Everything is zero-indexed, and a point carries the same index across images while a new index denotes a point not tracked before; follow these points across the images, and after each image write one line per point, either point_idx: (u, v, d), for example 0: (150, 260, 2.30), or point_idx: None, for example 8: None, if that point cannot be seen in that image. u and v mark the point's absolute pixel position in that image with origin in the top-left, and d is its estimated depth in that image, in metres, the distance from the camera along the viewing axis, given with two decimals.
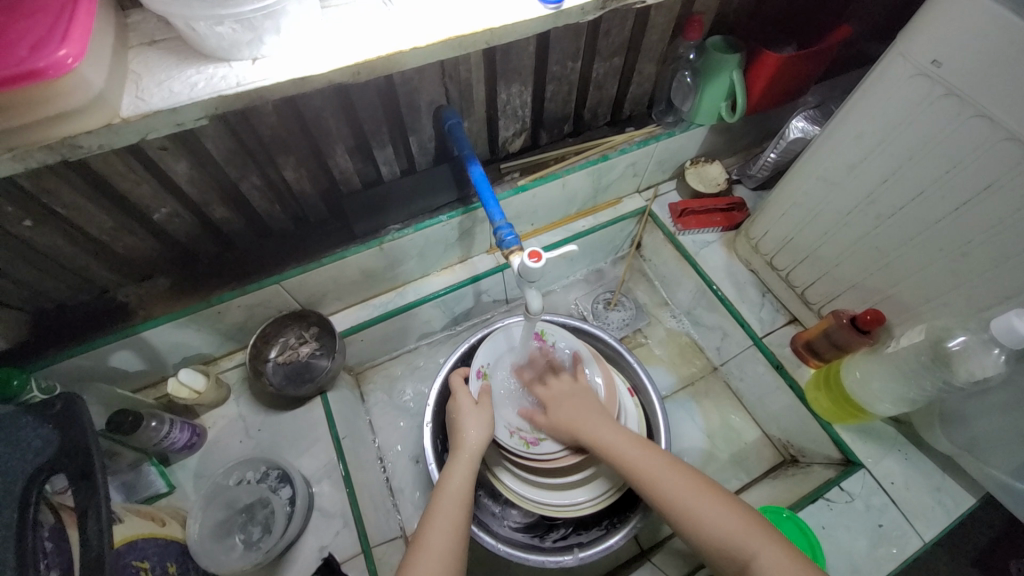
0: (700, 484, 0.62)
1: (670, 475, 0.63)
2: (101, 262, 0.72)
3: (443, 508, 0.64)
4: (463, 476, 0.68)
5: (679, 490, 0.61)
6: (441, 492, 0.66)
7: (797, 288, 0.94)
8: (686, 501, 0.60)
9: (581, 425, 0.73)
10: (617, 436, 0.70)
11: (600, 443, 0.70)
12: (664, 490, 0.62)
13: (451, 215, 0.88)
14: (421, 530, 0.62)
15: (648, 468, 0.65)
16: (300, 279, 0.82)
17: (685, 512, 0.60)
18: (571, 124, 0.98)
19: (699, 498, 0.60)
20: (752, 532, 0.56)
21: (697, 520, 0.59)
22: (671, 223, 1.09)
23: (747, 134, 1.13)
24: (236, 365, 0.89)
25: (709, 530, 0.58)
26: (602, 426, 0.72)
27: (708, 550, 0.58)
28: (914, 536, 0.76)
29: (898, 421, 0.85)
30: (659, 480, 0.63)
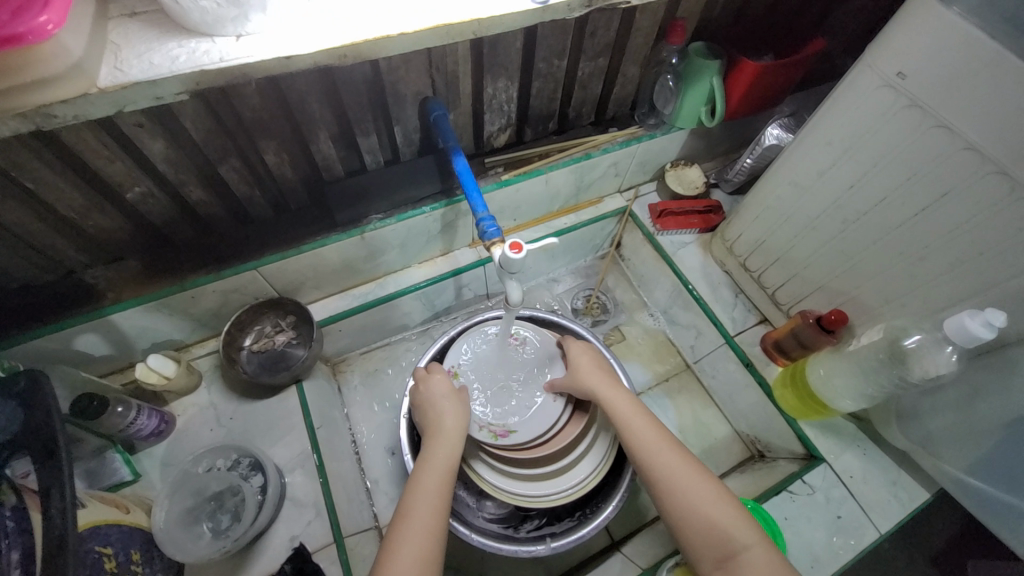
0: (703, 475, 0.64)
1: (674, 459, 0.65)
2: (68, 241, 0.69)
3: (427, 487, 0.65)
4: (446, 458, 0.68)
5: (682, 475, 0.64)
6: (425, 471, 0.66)
7: (768, 289, 0.97)
8: (685, 482, 0.63)
9: (598, 390, 0.75)
10: (628, 409, 0.72)
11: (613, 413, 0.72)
12: (665, 468, 0.65)
13: (434, 206, 0.88)
14: (403, 509, 0.62)
15: (654, 448, 0.67)
16: (278, 265, 0.81)
17: (683, 497, 0.62)
18: (555, 122, 1.00)
19: (700, 488, 0.62)
20: (743, 526, 0.59)
21: (693, 505, 0.61)
22: (650, 223, 1.11)
23: (725, 141, 1.17)
24: (208, 352, 0.87)
25: (703, 516, 0.60)
26: (615, 395, 0.74)
27: (695, 535, 0.60)
28: (871, 527, 0.80)
29: (858, 418, 0.89)
30: (662, 462, 0.65)
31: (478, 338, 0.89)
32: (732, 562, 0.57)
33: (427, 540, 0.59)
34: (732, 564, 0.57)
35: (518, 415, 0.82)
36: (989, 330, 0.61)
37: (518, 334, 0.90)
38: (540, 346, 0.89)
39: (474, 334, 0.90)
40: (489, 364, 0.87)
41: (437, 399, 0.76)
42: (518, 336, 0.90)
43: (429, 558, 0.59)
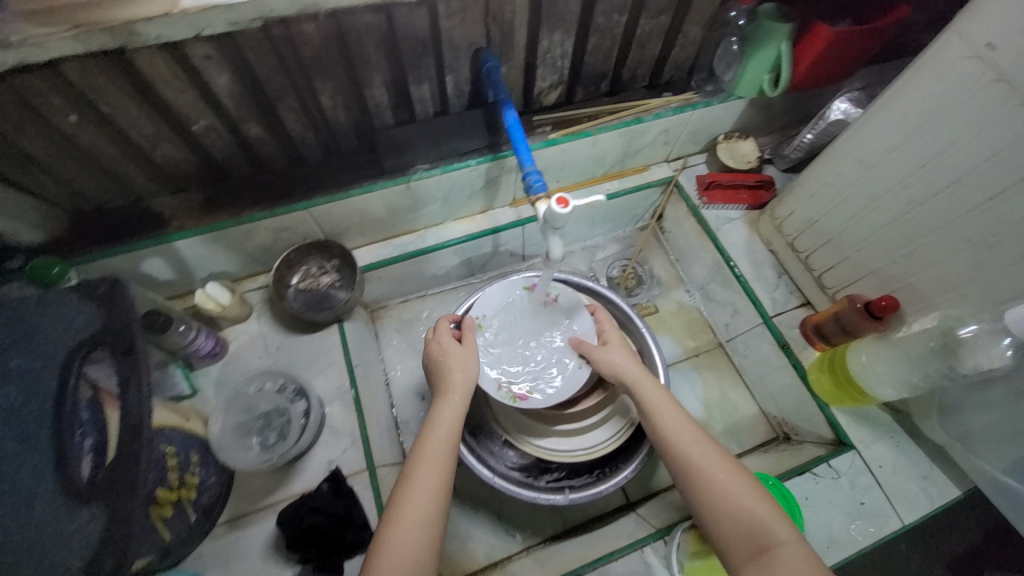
0: (738, 468, 0.62)
1: (708, 449, 0.64)
2: (140, 168, 0.74)
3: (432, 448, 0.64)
4: (450, 420, 0.67)
5: (715, 465, 0.62)
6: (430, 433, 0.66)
7: (815, 271, 0.94)
8: (717, 471, 0.62)
9: (630, 376, 0.74)
10: (657, 395, 0.71)
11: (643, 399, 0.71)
12: (695, 456, 0.63)
13: (479, 160, 0.88)
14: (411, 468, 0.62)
15: (686, 437, 0.65)
16: (327, 208, 0.84)
17: (716, 487, 0.60)
18: (608, 82, 0.97)
19: (731, 478, 0.61)
20: (779, 523, 0.57)
21: (726, 496, 0.60)
22: (696, 196, 1.08)
23: (785, 114, 1.11)
24: (259, 287, 0.92)
25: (736, 508, 0.59)
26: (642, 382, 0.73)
27: (725, 525, 0.58)
28: (894, 517, 0.79)
29: (896, 409, 0.86)
30: (694, 451, 0.64)
31: (510, 295, 0.90)
32: (765, 557, 0.55)
33: (429, 502, 0.59)
34: (764, 558, 0.55)
35: (539, 377, 0.82)
36: None
37: (551, 294, 0.89)
38: (571, 308, 0.88)
39: (507, 290, 0.90)
40: (515, 324, 0.87)
41: (449, 358, 0.75)
42: (550, 295, 0.89)
43: (431, 517, 0.59)
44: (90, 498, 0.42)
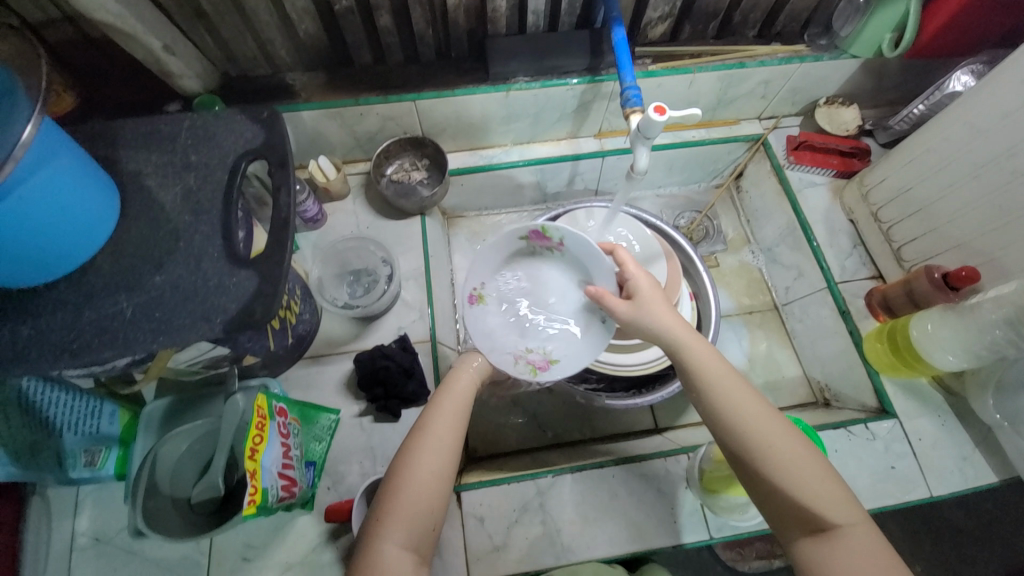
0: (808, 450, 0.57)
1: (775, 429, 0.58)
2: (284, 39, 0.83)
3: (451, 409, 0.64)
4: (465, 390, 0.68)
5: (782, 446, 0.57)
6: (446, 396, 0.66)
7: (894, 243, 0.93)
8: (782, 455, 0.56)
9: (682, 342, 0.66)
10: (714, 365, 0.64)
11: (697, 365, 0.64)
12: (760, 438, 0.58)
13: (578, 80, 0.91)
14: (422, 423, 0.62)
15: (748, 415, 0.59)
16: (431, 104, 0.91)
17: (781, 471, 0.56)
18: (717, 25, 0.97)
19: (798, 465, 0.55)
20: (847, 509, 0.54)
21: (790, 481, 0.55)
22: (782, 155, 1.07)
23: (897, 86, 1.06)
24: (359, 173, 1.02)
25: (802, 496, 0.54)
26: (698, 350, 0.65)
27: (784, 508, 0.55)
28: (922, 486, 0.80)
29: (949, 390, 0.85)
30: (757, 430, 0.58)
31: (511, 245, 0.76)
32: (824, 538, 0.53)
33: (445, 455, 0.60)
34: (823, 541, 0.53)
35: (555, 344, 0.75)
36: None
37: (555, 241, 0.74)
38: (579, 253, 0.74)
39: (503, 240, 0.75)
40: (521, 284, 0.78)
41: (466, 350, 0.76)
42: (553, 240, 0.74)
43: (445, 471, 0.59)
44: (246, 267, 0.51)
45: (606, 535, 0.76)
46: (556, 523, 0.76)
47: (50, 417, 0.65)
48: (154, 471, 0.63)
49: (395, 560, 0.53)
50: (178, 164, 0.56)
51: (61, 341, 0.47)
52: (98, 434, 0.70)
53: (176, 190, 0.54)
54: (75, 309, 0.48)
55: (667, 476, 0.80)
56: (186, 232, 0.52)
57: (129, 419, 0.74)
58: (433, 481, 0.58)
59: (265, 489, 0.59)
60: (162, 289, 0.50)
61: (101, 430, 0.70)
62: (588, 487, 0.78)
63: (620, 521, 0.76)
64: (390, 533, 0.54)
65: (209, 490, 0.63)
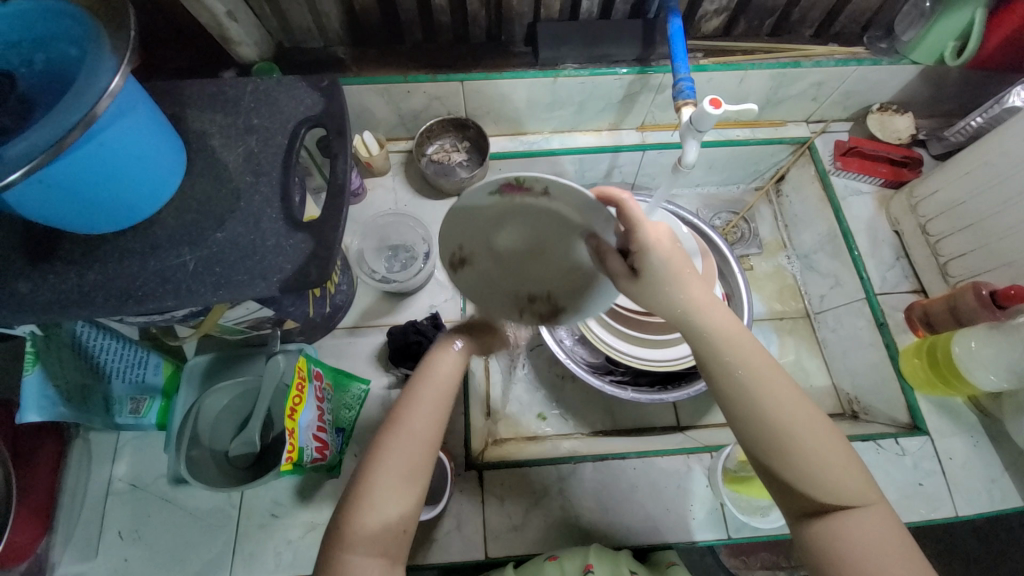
0: (826, 434, 0.54)
1: (793, 411, 0.54)
2: (340, 12, 0.84)
3: (425, 403, 0.61)
4: (445, 378, 0.63)
5: (798, 431, 0.54)
6: (423, 385, 0.62)
7: (940, 257, 0.90)
8: (798, 438, 0.54)
9: (692, 315, 0.58)
10: (729, 341, 0.57)
11: (722, 346, 0.57)
12: (778, 420, 0.54)
13: (627, 71, 0.90)
14: (395, 419, 0.59)
15: (775, 398, 0.54)
16: (478, 86, 0.91)
17: (803, 457, 0.53)
18: (773, 22, 0.95)
19: (811, 446, 0.53)
20: (864, 491, 0.53)
21: (809, 469, 0.53)
22: (829, 161, 1.04)
23: (956, 97, 1.03)
24: (400, 151, 1.02)
25: (821, 481, 0.53)
26: (711, 327, 0.57)
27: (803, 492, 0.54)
28: (949, 507, 0.79)
29: (985, 412, 0.84)
30: (784, 417, 0.54)
31: (469, 207, 0.55)
32: (840, 521, 0.52)
33: (414, 453, 0.58)
34: (842, 524, 0.52)
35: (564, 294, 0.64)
36: None
37: (535, 189, 0.53)
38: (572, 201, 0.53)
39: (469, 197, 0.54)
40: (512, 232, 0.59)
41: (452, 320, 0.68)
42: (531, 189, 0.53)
43: (418, 467, 0.58)
44: (301, 230, 0.52)
45: (623, 525, 0.76)
46: (574, 509, 0.77)
47: (101, 362, 0.67)
48: (197, 423, 0.66)
49: (364, 566, 0.53)
50: (241, 126, 0.57)
51: (126, 288, 0.49)
52: (143, 383, 0.73)
53: (238, 151, 0.56)
54: (141, 258, 0.50)
55: (688, 473, 0.80)
56: (246, 193, 0.54)
57: (171, 371, 0.77)
58: (404, 484, 0.56)
59: (301, 448, 0.61)
60: (222, 245, 0.51)
61: (146, 380, 0.73)
62: (609, 476, 0.79)
63: (638, 513, 0.77)
64: (356, 545, 0.53)
65: (245, 446, 0.65)
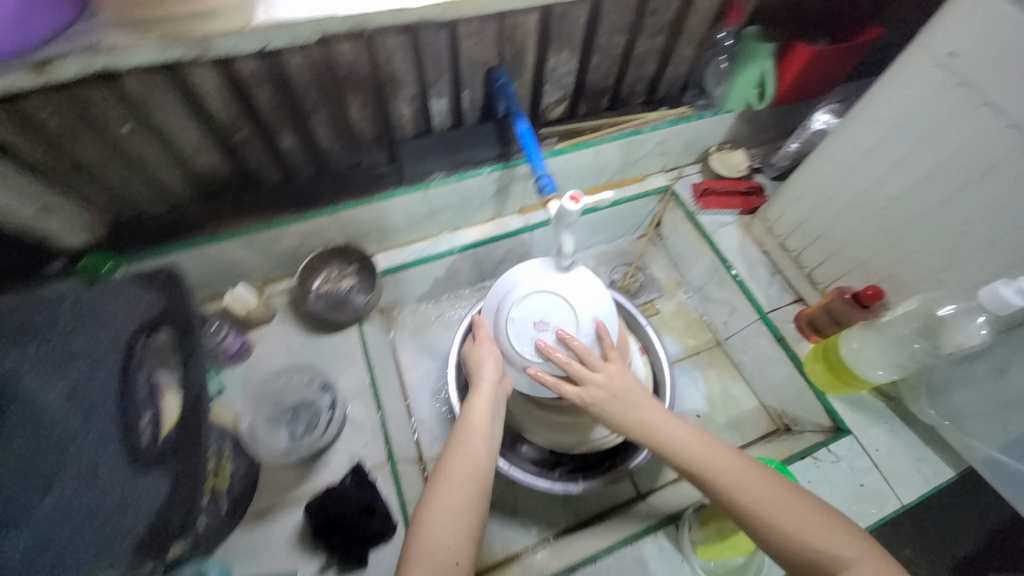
0: (793, 495, 0.62)
1: (754, 482, 0.63)
2: (179, 176, 0.78)
3: (467, 455, 0.68)
4: (482, 429, 0.71)
5: (765, 498, 0.62)
6: (465, 439, 0.70)
7: (805, 268, 1.00)
8: (773, 511, 0.61)
9: (644, 422, 0.70)
10: (681, 436, 0.68)
11: (671, 447, 0.68)
12: (742, 498, 0.62)
13: (492, 169, 0.94)
14: (442, 470, 0.67)
15: (729, 479, 0.64)
16: (350, 213, 0.89)
17: (782, 524, 0.60)
18: (608, 98, 1.05)
19: (787, 512, 0.61)
20: (847, 542, 0.59)
21: (785, 536, 0.60)
22: (691, 202, 1.15)
23: (773, 127, 1.19)
24: (284, 291, 0.94)
25: (802, 543, 0.59)
26: (663, 427, 0.70)
27: (797, 561, 0.59)
28: (893, 498, 0.83)
29: (889, 396, 0.91)
30: (744, 494, 0.62)
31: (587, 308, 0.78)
32: None
33: (461, 499, 0.65)
34: None
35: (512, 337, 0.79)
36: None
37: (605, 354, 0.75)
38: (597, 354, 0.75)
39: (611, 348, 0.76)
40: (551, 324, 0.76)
41: (479, 356, 0.79)
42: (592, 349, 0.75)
43: (471, 512, 0.65)
44: (156, 465, 0.47)
45: None
46: None
47: None
48: None
49: None
50: (59, 355, 0.49)
51: None
52: None
53: (58, 388, 0.48)
54: None
55: (661, 553, 0.77)
56: (78, 433, 0.46)
57: None
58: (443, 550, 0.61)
59: None
60: (53, 514, 0.42)
61: None
62: None
63: None
64: None
65: None
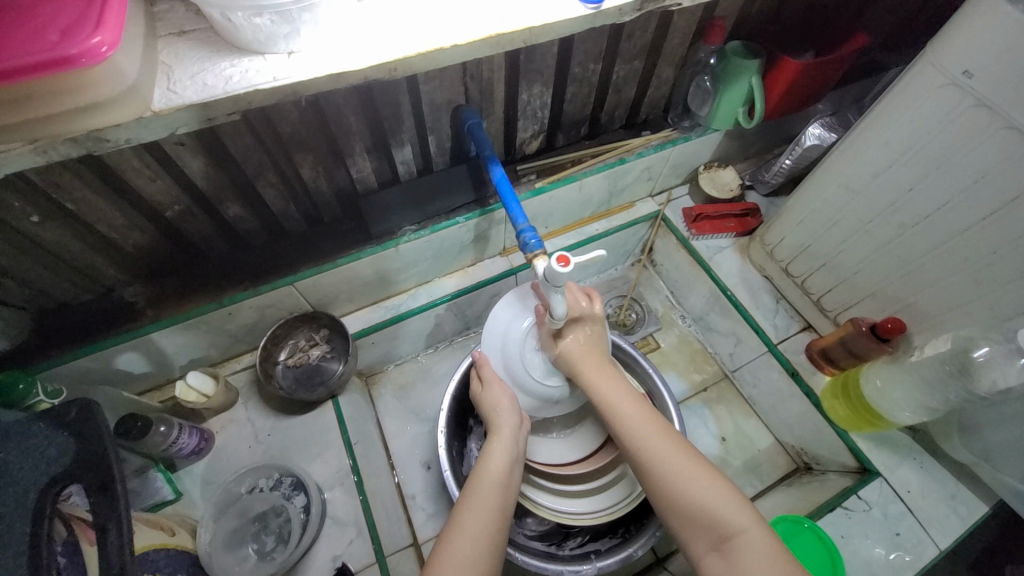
0: (698, 463, 0.59)
1: (664, 444, 0.60)
2: (109, 260, 0.68)
3: (483, 501, 0.61)
4: (499, 474, 0.64)
5: (670, 458, 0.59)
6: (480, 482, 0.63)
7: (812, 295, 0.93)
8: (675, 468, 0.58)
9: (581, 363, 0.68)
10: (614, 385, 0.66)
11: (596, 396, 0.66)
12: (653, 450, 0.60)
13: (468, 217, 0.85)
14: (453, 517, 0.60)
15: (639, 433, 0.62)
16: (314, 280, 0.80)
17: (679, 483, 0.57)
18: (587, 126, 0.97)
19: (687, 470, 0.58)
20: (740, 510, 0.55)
21: (682, 491, 0.57)
22: (684, 228, 1.08)
23: (761, 140, 1.12)
24: (244, 367, 0.86)
25: (692, 498, 0.56)
26: (599, 372, 0.67)
27: (691, 520, 0.56)
28: (932, 545, 0.76)
29: (914, 429, 0.85)
30: (649, 446, 0.61)
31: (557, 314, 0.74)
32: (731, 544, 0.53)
33: (475, 547, 0.57)
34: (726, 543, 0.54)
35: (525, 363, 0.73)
36: None
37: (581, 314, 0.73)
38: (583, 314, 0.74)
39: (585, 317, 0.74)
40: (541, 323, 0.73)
41: (492, 397, 0.72)
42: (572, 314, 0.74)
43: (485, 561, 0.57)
44: None
45: None
46: None
47: None
48: None
49: None
50: None
51: None
52: None
53: None
54: None
55: None
56: None
57: None
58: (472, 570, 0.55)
59: None
60: None
61: None
62: None
63: None
64: None
65: None
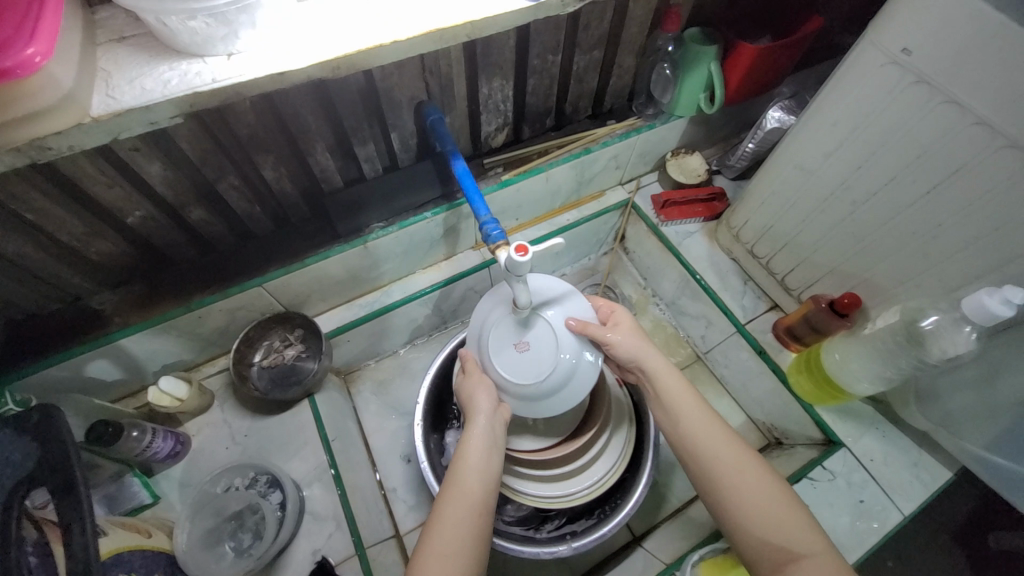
0: (767, 480, 0.59)
1: (736, 459, 0.60)
2: (73, 269, 0.68)
3: (463, 498, 0.61)
4: (477, 470, 0.64)
5: (738, 471, 0.60)
6: (459, 478, 0.63)
7: (777, 275, 0.96)
8: (745, 484, 0.59)
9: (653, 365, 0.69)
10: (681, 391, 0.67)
11: (667, 396, 0.67)
12: (724, 461, 0.60)
13: (435, 211, 0.86)
14: (435, 513, 0.60)
15: (711, 438, 0.62)
16: (283, 281, 0.80)
17: (750, 496, 0.58)
18: (553, 117, 0.98)
19: (756, 487, 0.58)
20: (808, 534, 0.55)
21: (750, 504, 0.57)
22: (653, 215, 1.09)
23: (726, 126, 1.14)
24: (218, 371, 0.87)
25: (759, 514, 0.57)
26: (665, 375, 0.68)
27: (754, 535, 0.56)
28: (895, 510, 0.79)
29: (876, 400, 0.88)
30: (721, 456, 0.61)
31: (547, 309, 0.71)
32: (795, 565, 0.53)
33: (459, 541, 0.57)
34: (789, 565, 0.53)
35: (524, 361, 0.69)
36: (1009, 308, 0.58)
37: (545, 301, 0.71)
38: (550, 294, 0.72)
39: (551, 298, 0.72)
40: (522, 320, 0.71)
41: (469, 386, 0.72)
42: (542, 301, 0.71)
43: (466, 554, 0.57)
44: None
45: None
46: None
47: None
48: None
49: None
50: None
51: None
52: None
53: None
54: None
55: None
56: None
57: None
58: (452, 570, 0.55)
59: None
60: None
61: None
62: None
63: None
64: None
65: None
